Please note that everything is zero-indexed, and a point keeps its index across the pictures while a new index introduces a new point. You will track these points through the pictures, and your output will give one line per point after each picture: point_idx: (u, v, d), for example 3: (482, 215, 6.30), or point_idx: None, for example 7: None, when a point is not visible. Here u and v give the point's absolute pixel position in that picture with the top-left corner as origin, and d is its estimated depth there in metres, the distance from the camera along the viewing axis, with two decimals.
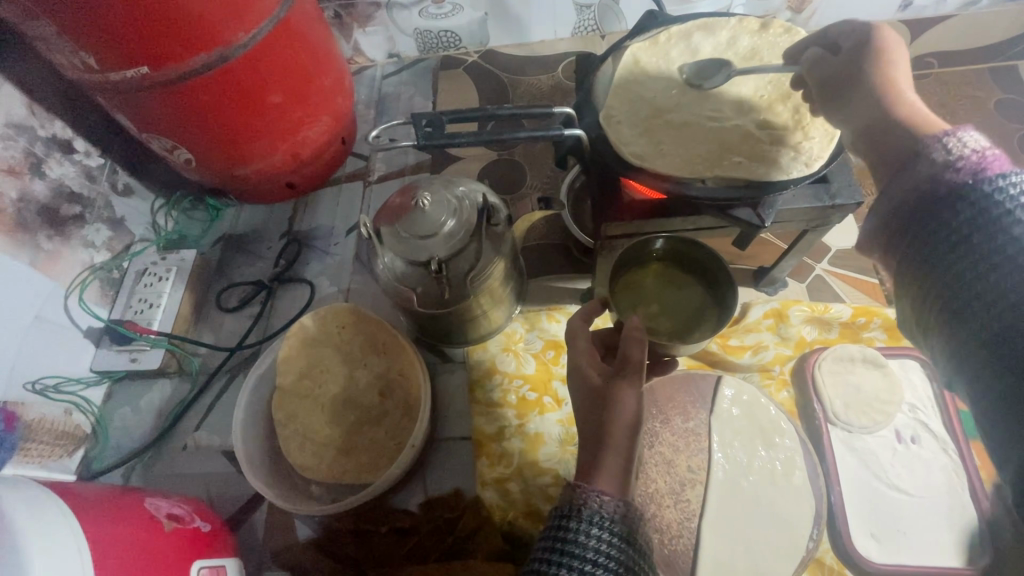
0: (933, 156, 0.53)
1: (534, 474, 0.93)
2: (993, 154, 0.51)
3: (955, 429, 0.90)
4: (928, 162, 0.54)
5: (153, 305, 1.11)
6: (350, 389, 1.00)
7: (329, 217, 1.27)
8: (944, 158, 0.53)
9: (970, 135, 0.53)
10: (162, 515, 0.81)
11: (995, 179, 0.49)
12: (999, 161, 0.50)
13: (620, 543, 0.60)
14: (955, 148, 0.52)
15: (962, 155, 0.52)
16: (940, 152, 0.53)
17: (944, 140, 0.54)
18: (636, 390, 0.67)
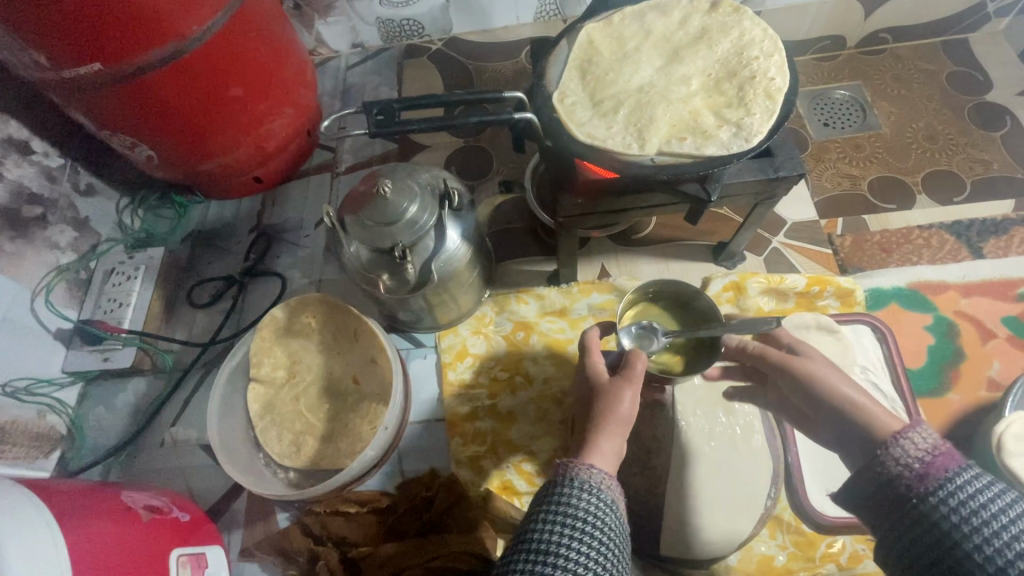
0: (894, 456, 0.60)
1: (507, 451, 0.97)
2: (942, 450, 0.58)
3: (902, 388, 0.95)
4: (888, 461, 0.60)
5: (124, 304, 1.11)
6: (327, 376, 1.03)
7: (298, 210, 1.28)
8: (908, 464, 0.59)
9: (920, 432, 0.60)
10: (140, 506, 0.81)
11: (950, 479, 0.56)
12: (948, 459, 0.58)
13: (605, 507, 0.68)
14: (910, 450, 0.59)
15: (917, 458, 0.58)
16: (897, 452, 0.60)
17: (900, 438, 0.60)
18: (632, 390, 0.78)
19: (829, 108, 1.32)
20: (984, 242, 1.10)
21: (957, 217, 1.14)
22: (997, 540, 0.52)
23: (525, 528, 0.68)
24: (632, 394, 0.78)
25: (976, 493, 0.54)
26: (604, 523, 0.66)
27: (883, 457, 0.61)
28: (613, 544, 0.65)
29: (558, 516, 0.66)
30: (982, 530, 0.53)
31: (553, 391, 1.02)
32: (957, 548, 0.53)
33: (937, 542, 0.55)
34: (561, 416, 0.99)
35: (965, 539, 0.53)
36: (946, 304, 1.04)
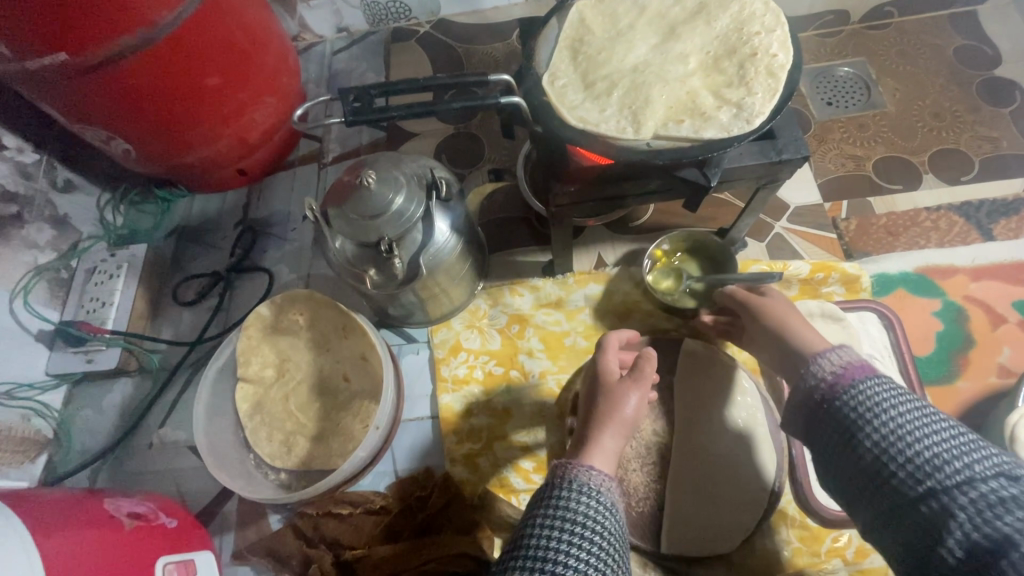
0: (817, 371, 0.69)
1: (503, 448, 0.95)
2: (857, 364, 0.67)
3: (910, 376, 0.92)
4: (811, 376, 0.69)
5: (107, 304, 1.08)
6: (317, 374, 1.00)
7: (284, 202, 1.24)
8: (825, 375, 0.68)
9: (836, 353, 0.69)
10: (123, 514, 0.79)
11: (857, 383, 0.65)
12: (861, 370, 0.66)
13: (605, 510, 0.66)
14: (829, 365, 0.68)
15: (835, 371, 0.68)
16: (818, 368, 0.69)
17: (822, 357, 0.70)
18: (637, 393, 0.79)
19: (832, 85, 1.27)
20: (994, 224, 1.07)
21: (965, 197, 1.10)
22: (917, 446, 0.59)
23: (521, 532, 0.66)
24: (635, 399, 0.78)
25: (886, 398, 0.62)
26: (604, 527, 0.64)
27: (812, 369, 0.70)
28: (615, 549, 0.63)
29: (557, 518, 0.64)
30: (896, 431, 0.60)
31: (549, 385, 0.99)
32: (875, 446, 0.61)
33: (851, 438, 0.63)
34: (558, 410, 0.97)
35: (881, 437, 0.60)
36: (954, 289, 1.01)
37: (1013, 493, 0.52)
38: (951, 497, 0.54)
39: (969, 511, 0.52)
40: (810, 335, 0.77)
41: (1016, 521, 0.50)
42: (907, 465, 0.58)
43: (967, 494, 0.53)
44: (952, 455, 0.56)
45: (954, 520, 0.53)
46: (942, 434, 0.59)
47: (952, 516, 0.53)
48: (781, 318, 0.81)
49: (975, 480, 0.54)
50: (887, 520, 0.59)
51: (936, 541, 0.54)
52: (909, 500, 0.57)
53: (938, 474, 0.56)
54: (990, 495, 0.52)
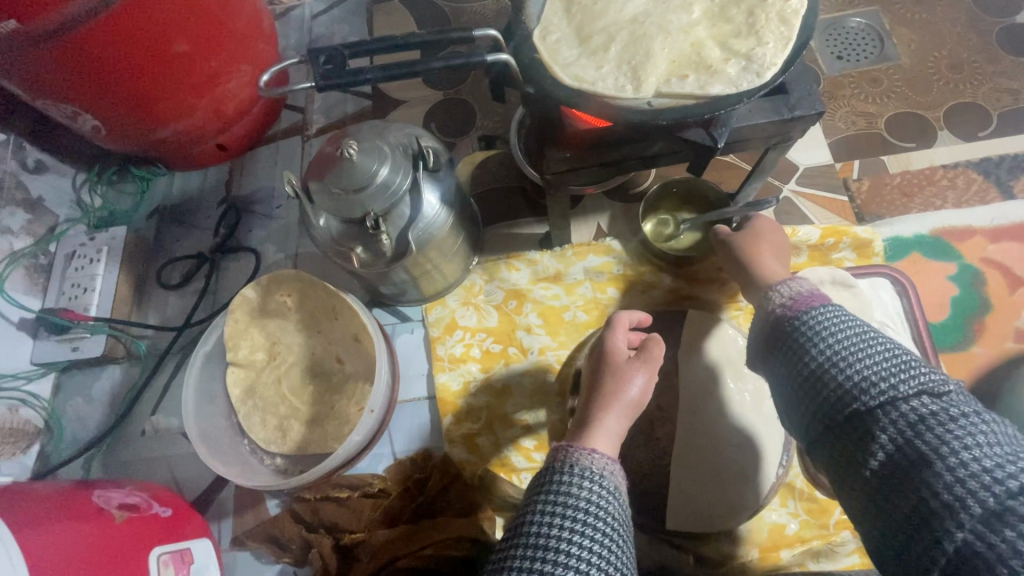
0: (774, 296, 0.70)
1: (503, 427, 0.92)
2: (812, 293, 0.67)
3: (925, 345, 0.89)
4: (769, 302, 0.70)
5: (88, 290, 1.04)
6: (309, 356, 0.97)
7: (268, 179, 1.19)
8: (781, 302, 0.68)
9: (793, 283, 0.69)
10: (113, 506, 0.77)
11: (808, 310, 0.65)
12: (813, 298, 0.66)
13: (608, 494, 0.63)
14: (784, 292, 0.69)
15: (790, 296, 0.68)
16: (776, 296, 0.69)
17: (780, 286, 0.71)
18: (643, 372, 0.76)
19: (843, 37, 1.18)
20: (1014, 180, 1.01)
21: (984, 153, 1.04)
22: (856, 373, 0.58)
23: (521, 519, 0.64)
24: (639, 382, 0.76)
25: (830, 323, 0.62)
26: (607, 513, 0.62)
27: (767, 300, 0.70)
28: (620, 536, 0.61)
29: (558, 505, 0.62)
30: (832, 355, 0.60)
31: (549, 361, 0.96)
32: (812, 369, 0.61)
33: (793, 363, 0.63)
34: (558, 387, 0.94)
35: (820, 360, 0.61)
36: (971, 251, 0.96)
37: (935, 410, 0.53)
38: (876, 416, 0.55)
39: (889, 427, 0.54)
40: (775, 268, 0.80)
41: (935, 438, 0.51)
42: (837, 386, 0.58)
43: (891, 415, 0.55)
44: (880, 374, 0.57)
45: (876, 435, 0.55)
46: (874, 354, 0.59)
47: (873, 432, 0.55)
48: (754, 247, 0.82)
49: (897, 399, 0.55)
50: (817, 437, 0.60)
51: (860, 457, 0.56)
52: (838, 420, 0.58)
53: (865, 393, 0.56)
54: (911, 414, 0.54)
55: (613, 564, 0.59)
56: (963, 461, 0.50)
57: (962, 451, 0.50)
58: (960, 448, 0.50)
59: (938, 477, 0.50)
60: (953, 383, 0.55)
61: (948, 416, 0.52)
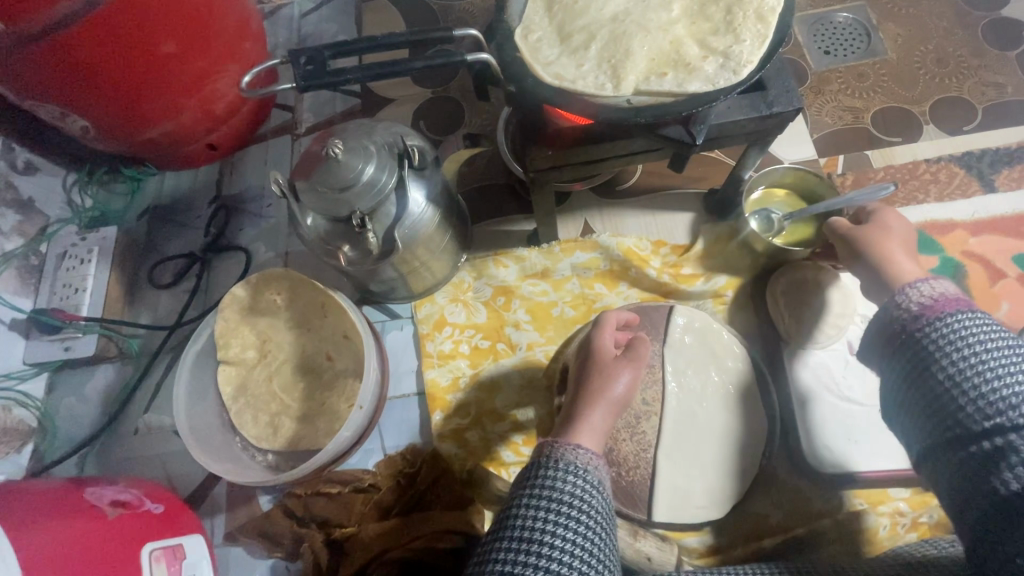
0: (909, 294, 0.64)
1: (492, 421, 0.94)
2: (954, 296, 0.62)
3: None
4: (900, 300, 0.64)
5: (79, 290, 1.06)
6: (299, 353, 0.98)
7: (259, 178, 1.19)
8: (913, 301, 0.63)
9: (932, 284, 0.64)
10: (105, 503, 0.78)
11: (944, 315, 0.61)
12: (954, 303, 0.61)
13: (592, 488, 0.65)
14: (921, 292, 0.63)
15: (925, 297, 0.63)
16: (908, 294, 0.64)
17: (917, 285, 0.64)
18: (629, 369, 0.77)
19: (830, 33, 1.19)
20: (996, 174, 1.02)
21: (967, 148, 1.05)
22: (999, 388, 0.55)
23: (505, 513, 0.65)
24: (624, 379, 0.77)
25: (971, 332, 0.59)
26: (590, 506, 0.63)
27: (895, 300, 0.65)
28: (602, 528, 0.62)
29: (541, 498, 0.63)
30: (974, 366, 0.57)
31: (537, 357, 0.97)
32: (946, 377, 0.58)
33: (925, 368, 0.60)
34: (546, 380, 0.95)
35: (955, 370, 0.58)
36: (953, 245, 0.97)
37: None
38: (1017, 436, 0.52)
39: None
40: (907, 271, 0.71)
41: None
42: (979, 400, 0.56)
43: None
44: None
45: (1016, 455, 0.52)
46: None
47: (1013, 452, 0.52)
48: (882, 244, 0.74)
49: None
50: (939, 446, 0.58)
51: (991, 474, 0.53)
52: (971, 434, 0.55)
53: (1011, 412, 0.54)
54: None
55: (592, 556, 0.60)
56: None
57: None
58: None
59: None
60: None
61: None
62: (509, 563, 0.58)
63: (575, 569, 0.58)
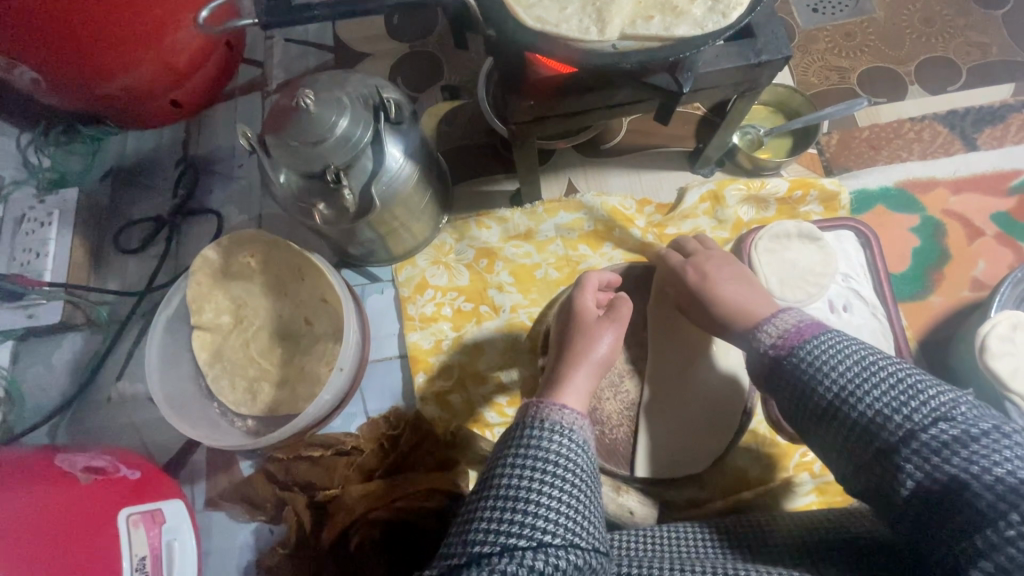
0: (762, 338, 0.64)
1: (475, 384, 0.93)
2: (802, 327, 0.62)
3: (884, 294, 0.91)
4: (758, 344, 0.64)
5: (41, 255, 1.00)
6: (277, 319, 0.96)
7: (228, 138, 1.13)
8: (771, 341, 0.63)
9: (777, 321, 0.65)
10: (77, 471, 0.75)
11: (799, 348, 0.60)
12: (803, 334, 0.61)
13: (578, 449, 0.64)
14: (773, 331, 0.64)
15: (779, 335, 0.63)
16: (765, 335, 0.64)
17: (765, 326, 0.66)
18: (611, 331, 0.78)
19: None
20: (979, 133, 1.02)
21: (952, 106, 1.04)
22: (870, 404, 0.53)
23: (489, 474, 0.64)
24: (605, 341, 0.77)
25: (830, 354, 0.57)
26: (576, 466, 0.62)
27: (756, 340, 0.65)
28: (588, 486, 0.61)
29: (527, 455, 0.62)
30: (844, 386, 0.55)
31: (520, 319, 0.96)
32: (824, 406, 0.56)
33: (804, 398, 0.58)
34: (529, 344, 0.94)
35: (829, 398, 0.56)
36: (933, 203, 0.97)
37: (958, 435, 0.48)
38: (900, 454, 0.50)
39: (916, 458, 0.49)
40: (749, 298, 0.74)
41: (965, 462, 0.47)
42: (857, 421, 0.53)
43: (912, 446, 0.50)
44: (895, 403, 0.52)
45: (903, 472, 0.49)
46: (887, 383, 0.53)
47: (898, 469, 0.50)
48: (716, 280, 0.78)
49: (917, 429, 0.50)
50: (848, 467, 0.55)
51: (888, 492, 0.51)
52: (865, 454, 0.53)
53: (885, 428, 0.51)
54: (935, 441, 0.49)
55: (579, 510, 0.59)
56: (999, 477, 0.45)
57: (998, 469, 0.45)
58: (992, 466, 0.46)
59: (980, 497, 0.45)
60: (966, 398, 0.51)
61: (971, 437, 0.47)
62: (493, 525, 0.57)
63: (562, 524, 0.57)
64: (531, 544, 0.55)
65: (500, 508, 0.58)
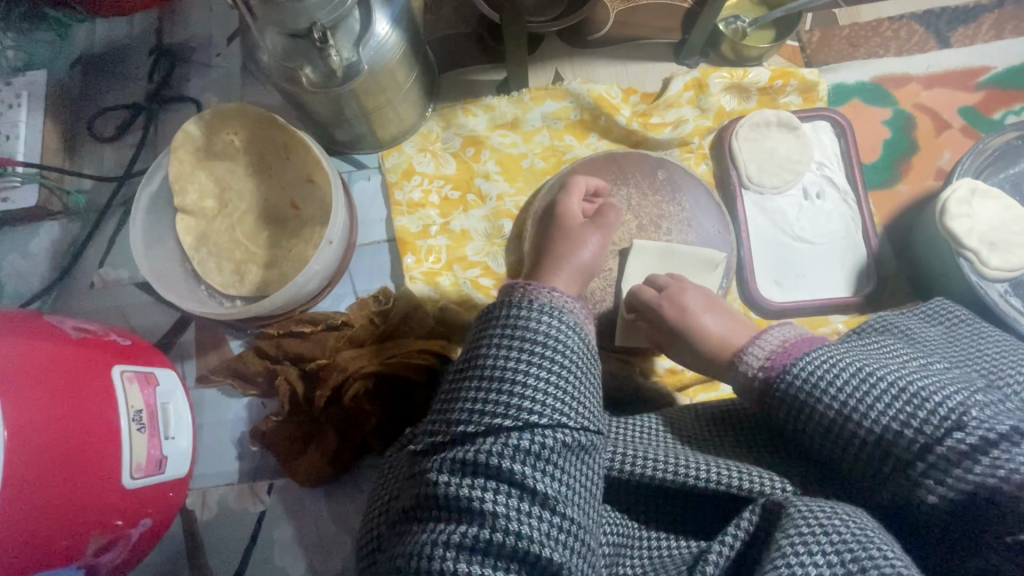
0: (740, 371, 0.60)
1: (463, 268, 0.95)
2: (782, 350, 0.58)
3: (857, 179, 0.95)
4: (742, 374, 0.60)
5: (12, 136, 0.98)
6: (262, 202, 0.95)
7: (203, 24, 1.09)
8: (759, 367, 0.58)
9: (757, 348, 0.60)
10: (68, 327, 0.75)
11: (787, 373, 0.55)
12: (784, 355, 0.57)
13: (568, 328, 0.60)
14: (757, 357, 0.59)
15: (761, 364, 0.58)
16: (749, 364, 0.59)
17: (742, 356, 0.61)
18: (596, 236, 0.79)
19: None
20: (953, 31, 1.04)
21: (929, 5, 1.06)
22: (877, 418, 0.49)
23: (472, 353, 0.60)
24: (594, 246, 0.78)
25: (825, 369, 0.53)
26: (567, 346, 0.58)
27: (742, 367, 0.60)
28: (577, 367, 0.58)
29: (512, 336, 0.58)
30: (847, 400, 0.51)
31: (507, 207, 0.98)
32: (828, 424, 0.52)
33: (805, 421, 0.53)
34: (515, 229, 0.96)
35: (833, 417, 0.51)
36: (906, 98, 1.01)
37: (976, 443, 0.45)
38: (918, 469, 0.47)
39: (936, 473, 0.46)
40: (730, 327, 0.71)
41: (987, 469, 0.44)
42: (868, 439, 0.49)
43: (929, 460, 0.46)
44: (904, 418, 0.48)
45: (924, 488, 0.47)
46: (891, 391, 0.49)
47: (919, 485, 0.47)
48: (687, 312, 0.73)
49: (931, 442, 0.46)
50: (859, 480, 0.52)
51: (910, 505, 0.48)
52: (877, 473, 0.50)
53: (898, 443, 0.48)
54: (954, 452, 0.45)
55: (567, 391, 0.56)
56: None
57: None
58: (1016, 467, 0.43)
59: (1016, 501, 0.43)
60: (974, 397, 0.47)
61: (991, 441, 0.44)
62: (478, 406, 0.54)
63: (550, 405, 0.54)
64: (517, 424, 0.52)
65: (485, 390, 0.55)
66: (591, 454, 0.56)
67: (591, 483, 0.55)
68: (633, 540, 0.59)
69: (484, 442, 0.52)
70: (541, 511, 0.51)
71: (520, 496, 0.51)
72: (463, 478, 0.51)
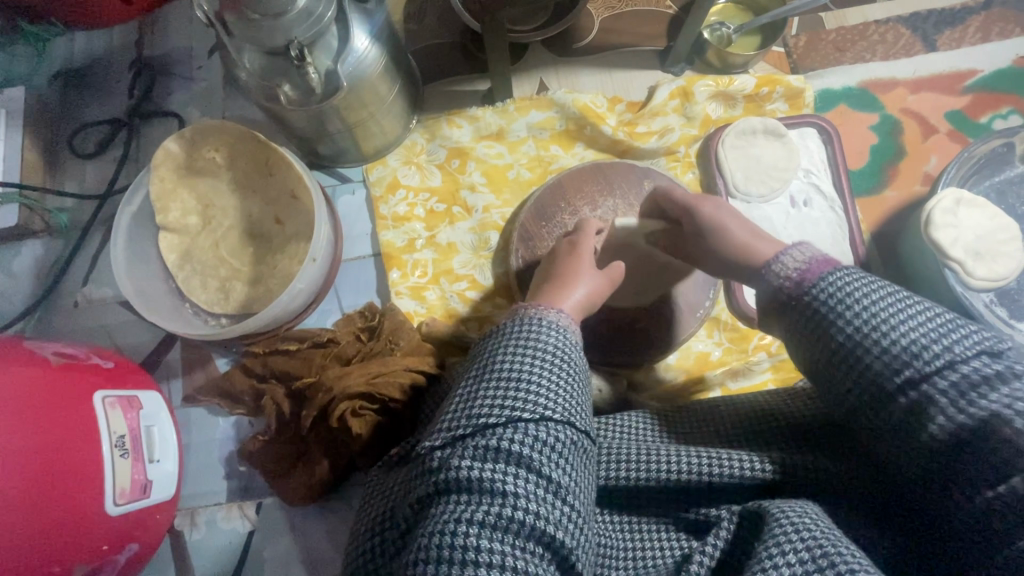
0: (772, 273, 0.58)
1: (450, 281, 0.94)
2: (818, 260, 0.56)
3: (844, 185, 0.95)
4: (772, 278, 0.58)
5: None
6: (245, 218, 0.94)
7: (183, 37, 1.07)
8: (789, 272, 0.57)
9: (791, 254, 0.58)
10: (49, 352, 0.74)
11: (822, 278, 0.53)
12: (819, 265, 0.55)
13: (576, 343, 0.59)
14: (788, 264, 0.57)
15: (793, 269, 0.57)
16: (778, 270, 0.58)
17: (775, 261, 0.59)
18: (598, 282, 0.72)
19: None
20: (940, 34, 1.03)
21: (915, 8, 1.05)
22: (899, 334, 0.47)
23: (482, 359, 0.58)
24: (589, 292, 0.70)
25: (857, 285, 0.51)
26: (576, 358, 0.58)
27: (768, 274, 0.59)
28: (584, 377, 0.57)
29: (525, 342, 0.57)
30: (869, 317, 0.49)
31: (493, 219, 0.97)
32: (840, 345, 0.50)
33: (822, 334, 0.51)
34: (501, 241, 0.96)
35: (850, 334, 0.49)
36: (893, 102, 1.00)
37: (997, 370, 0.43)
38: (928, 390, 0.44)
39: (952, 396, 0.43)
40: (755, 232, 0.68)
41: (1001, 399, 0.42)
42: (884, 355, 0.47)
43: (948, 378, 0.44)
44: (928, 335, 0.46)
45: (935, 407, 0.44)
46: (916, 316, 0.48)
47: (930, 404, 0.44)
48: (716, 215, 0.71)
49: (954, 362, 0.44)
50: (858, 409, 0.49)
51: (910, 436, 0.45)
52: (885, 393, 0.47)
53: (917, 358, 0.45)
54: (973, 376, 0.43)
55: (579, 396, 0.55)
56: None
57: None
58: None
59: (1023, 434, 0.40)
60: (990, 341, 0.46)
61: (1014, 373, 0.43)
62: (496, 399, 0.52)
63: (563, 404, 0.53)
64: (533, 417, 0.51)
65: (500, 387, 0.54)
66: (592, 453, 0.55)
67: (592, 487, 0.54)
68: (615, 550, 0.58)
69: (504, 432, 0.50)
70: (555, 498, 0.49)
71: (536, 482, 0.49)
72: (484, 463, 0.49)
